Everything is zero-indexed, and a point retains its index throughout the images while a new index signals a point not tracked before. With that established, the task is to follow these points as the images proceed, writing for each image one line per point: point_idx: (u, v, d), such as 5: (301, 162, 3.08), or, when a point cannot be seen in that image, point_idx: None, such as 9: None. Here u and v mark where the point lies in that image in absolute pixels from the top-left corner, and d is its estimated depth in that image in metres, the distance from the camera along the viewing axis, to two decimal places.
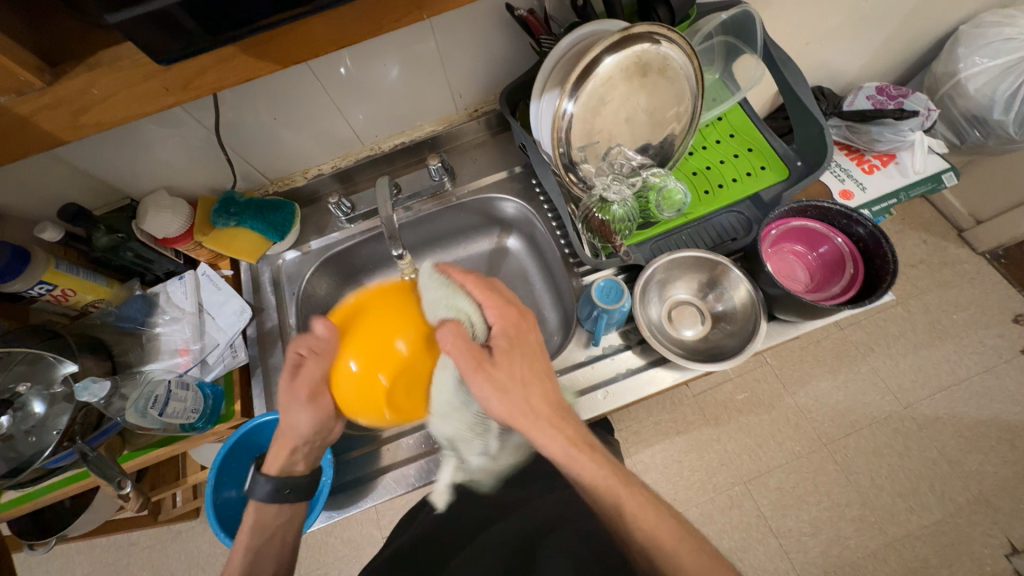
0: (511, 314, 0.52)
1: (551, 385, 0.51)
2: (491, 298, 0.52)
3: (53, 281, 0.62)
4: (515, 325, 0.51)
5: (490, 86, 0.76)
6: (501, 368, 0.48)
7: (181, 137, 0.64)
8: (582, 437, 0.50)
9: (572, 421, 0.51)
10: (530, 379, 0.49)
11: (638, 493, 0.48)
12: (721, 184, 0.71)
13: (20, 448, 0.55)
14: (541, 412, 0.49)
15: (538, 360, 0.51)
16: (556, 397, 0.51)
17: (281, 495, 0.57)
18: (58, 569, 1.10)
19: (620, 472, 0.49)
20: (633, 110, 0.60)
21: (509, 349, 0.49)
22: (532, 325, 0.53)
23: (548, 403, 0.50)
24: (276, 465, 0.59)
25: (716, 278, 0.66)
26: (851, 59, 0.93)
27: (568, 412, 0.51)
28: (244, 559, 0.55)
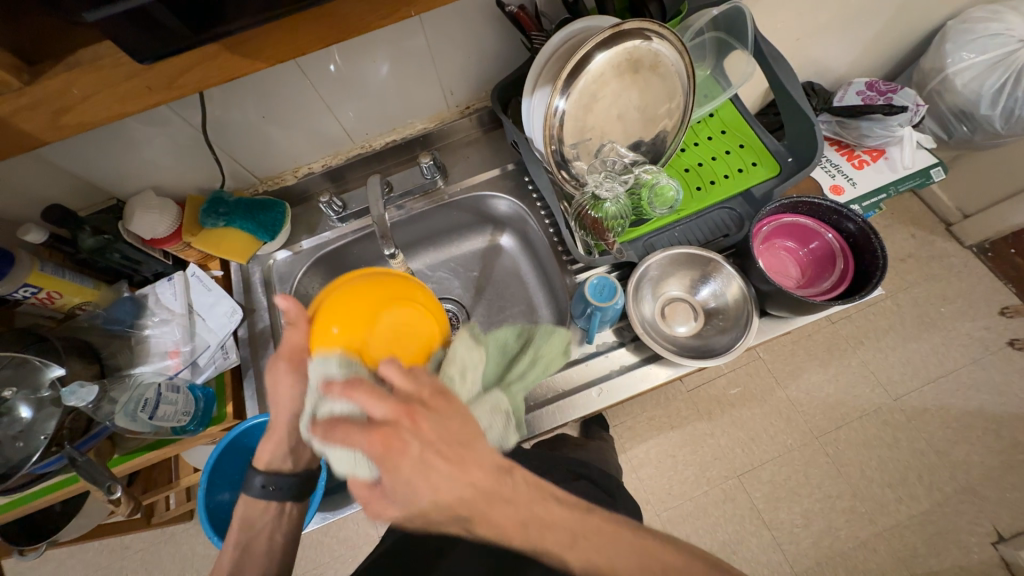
0: (383, 428, 0.37)
1: (467, 477, 0.37)
2: (349, 429, 0.37)
3: (38, 283, 0.61)
4: (390, 444, 0.37)
5: (481, 84, 0.75)
6: (399, 503, 0.37)
7: (168, 135, 0.63)
8: (524, 510, 0.37)
9: (511, 490, 0.37)
10: (437, 491, 0.36)
11: (591, 533, 0.37)
12: (713, 181, 0.71)
13: (7, 453, 0.54)
14: (467, 509, 0.37)
15: (439, 458, 0.37)
16: (481, 479, 0.37)
17: (269, 491, 0.56)
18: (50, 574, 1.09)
19: (572, 526, 0.38)
20: (625, 107, 0.60)
21: (396, 481, 0.36)
22: (417, 419, 0.37)
23: (474, 500, 0.37)
24: (262, 459, 0.57)
25: (709, 275, 0.66)
26: (841, 55, 0.94)
27: (503, 487, 0.37)
28: (233, 553, 0.56)
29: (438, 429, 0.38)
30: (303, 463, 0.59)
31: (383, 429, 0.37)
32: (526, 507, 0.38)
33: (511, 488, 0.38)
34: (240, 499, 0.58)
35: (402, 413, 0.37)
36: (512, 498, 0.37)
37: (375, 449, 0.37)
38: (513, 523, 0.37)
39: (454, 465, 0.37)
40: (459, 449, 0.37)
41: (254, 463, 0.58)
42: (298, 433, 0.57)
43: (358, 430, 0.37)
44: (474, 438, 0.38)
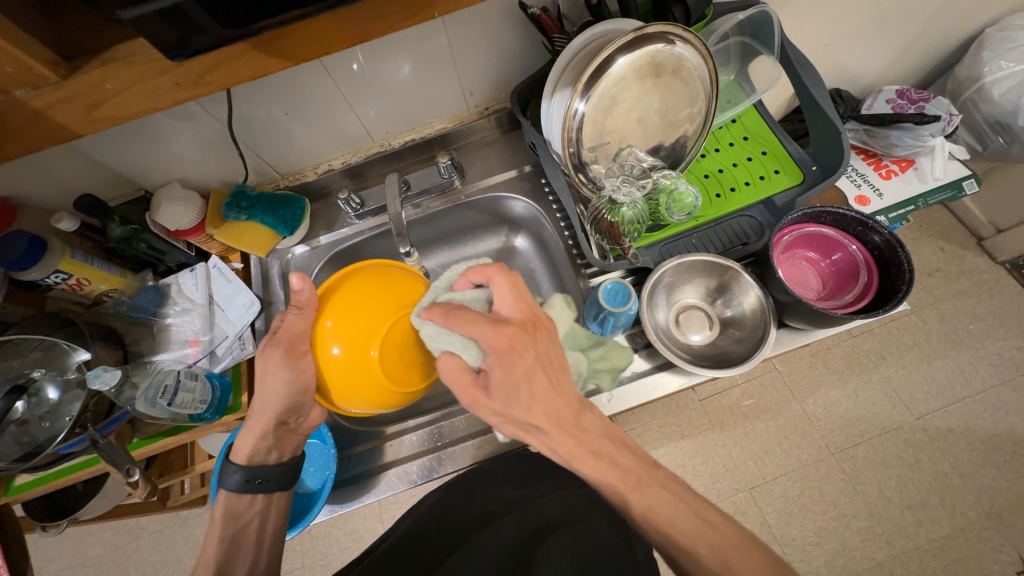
0: (507, 327, 0.43)
1: (563, 397, 0.45)
2: (477, 319, 0.43)
3: (68, 270, 0.64)
4: (508, 345, 0.43)
5: (502, 84, 0.75)
6: (497, 398, 0.44)
7: (196, 130, 0.64)
8: (597, 444, 0.46)
9: (587, 423, 0.46)
10: (535, 395, 0.44)
11: (658, 485, 0.46)
12: (733, 188, 0.69)
13: (34, 433, 0.57)
14: (547, 423, 0.45)
15: (546, 371, 0.44)
16: (568, 404, 0.45)
17: (251, 485, 0.56)
18: (69, 550, 1.13)
19: (639, 471, 0.46)
20: (645, 111, 0.60)
21: (507, 373, 0.43)
22: (535, 331, 0.46)
23: (559, 417, 0.45)
24: (245, 453, 0.58)
25: (726, 283, 0.65)
26: (871, 62, 0.91)
27: (582, 419, 0.46)
28: (220, 548, 0.55)
29: (548, 345, 0.46)
30: (288, 451, 0.61)
31: (508, 329, 0.43)
32: (596, 442, 0.46)
33: (588, 421, 0.47)
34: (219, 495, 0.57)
35: (524, 323, 0.46)
36: (587, 428, 0.46)
37: (497, 344, 0.43)
38: (585, 449, 0.45)
39: (555, 380, 0.45)
40: (557, 370, 0.46)
41: (234, 458, 0.58)
42: (282, 423, 0.58)
43: (487, 323, 0.43)
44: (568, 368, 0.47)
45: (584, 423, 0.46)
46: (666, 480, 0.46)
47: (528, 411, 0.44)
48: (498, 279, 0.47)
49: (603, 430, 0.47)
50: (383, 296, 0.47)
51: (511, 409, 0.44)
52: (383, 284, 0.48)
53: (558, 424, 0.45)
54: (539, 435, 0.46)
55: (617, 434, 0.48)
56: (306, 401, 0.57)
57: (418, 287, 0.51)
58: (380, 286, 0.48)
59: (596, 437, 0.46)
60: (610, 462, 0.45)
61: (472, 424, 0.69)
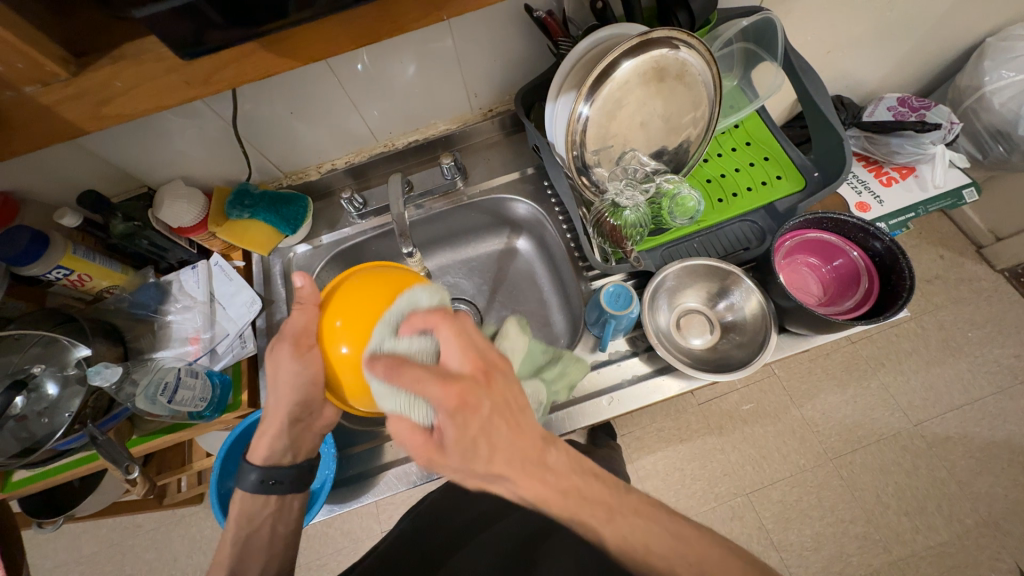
0: (457, 382, 0.40)
1: (524, 442, 0.42)
2: (425, 377, 0.39)
3: (71, 266, 0.64)
4: (458, 398, 0.39)
5: (506, 86, 0.76)
6: (454, 455, 0.40)
7: (200, 128, 0.64)
8: (565, 480, 0.43)
9: (553, 461, 0.43)
10: (495, 446, 0.41)
11: (631, 512, 0.43)
12: (735, 193, 0.69)
13: (33, 429, 0.57)
14: (510, 473, 0.41)
15: (503, 419, 0.41)
16: (531, 447, 0.42)
17: (268, 485, 0.56)
18: (64, 547, 1.13)
19: (610, 503, 0.43)
20: (649, 115, 0.60)
21: (461, 432, 0.39)
22: (489, 379, 0.41)
23: (523, 463, 0.41)
24: (259, 454, 0.58)
25: (727, 288, 0.65)
26: (874, 69, 0.92)
27: (547, 457, 0.42)
28: (234, 549, 0.55)
29: (502, 393, 0.42)
30: (303, 452, 0.60)
31: (458, 381, 0.40)
32: (565, 479, 0.43)
33: (554, 459, 0.43)
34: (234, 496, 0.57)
35: (476, 373, 0.41)
36: (554, 467, 0.42)
37: (446, 401, 0.39)
38: (553, 489, 0.42)
39: (513, 426, 0.41)
40: (515, 416, 0.42)
41: (250, 459, 0.58)
42: (296, 422, 0.58)
43: (435, 379, 0.39)
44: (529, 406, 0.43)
45: (549, 462, 0.43)
46: (638, 505, 0.44)
47: (489, 464, 0.41)
48: (441, 329, 0.42)
49: (572, 463, 0.44)
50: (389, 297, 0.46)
51: (471, 466, 0.41)
52: (384, 284, 0.47)
53: (522, 469, 0.41)
54: (504, 486, 0.42)
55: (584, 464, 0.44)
56: (316, 399, 0.57)
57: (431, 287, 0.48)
58: (382, 285, 0.47)
59: (565, 473, 0.43)
60: (576, 496, 0.43)
61: None
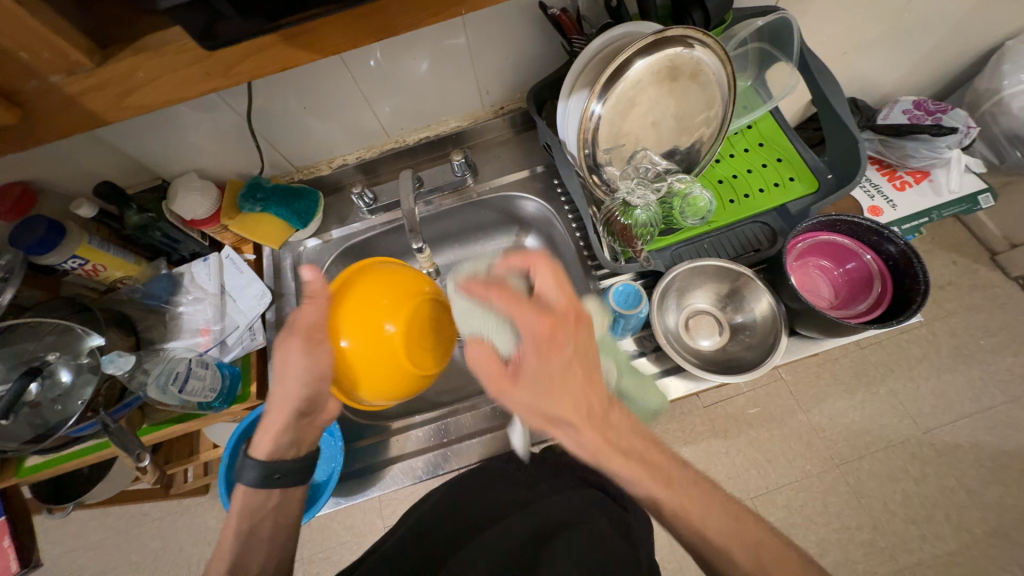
0: (550, 315, 0.46)
1: (593, 390, 0.45)
2: (522, 304, 0.46)
3: (86, 256, 0.65)
4: (544, 331, 0.45)
5: (518, 84, 0.76)
6: (524, 385, 0.45)
7: (214, 121, 0.65)
8: (625, 442, 0.44)
9: (616, 419, 0.44)
10: (567, 385, 0.44)
11: (688, 484, 0.43)
12: (748, 194, 0.69)
13: (47, 415, 0.58)
14: (576, 418, 0.43)
15: (580, 363, 0.45)
16: (596, 398, 0.44)
17: (272, 479, 0.56)
18: (71, 534, 1.14)
19: (669, 471, 0.43)
20: (661, 114, 0.60)
21: (542, 360, 0.44)
22: (572, 325, 0.46)
23: (588, 410, 0.44)
24: (263, 449, 0.57)
25: (737, 289, 0.64)
26: (889, 71, 0.91)
27: (611, 414, 0.44)
28: (235, 544, 0.54)
29: (579, 342, 0.46)
30: (306, 446, 0.60)
31: (549, 316, 0.46)
32: (624, 439, 0.44)
33: (617, 419, 0.45)
34: (236, 489, 0.57)
35: (565, 313, 0.47)
36: (615, 425, 0.44)
37: (536, 330, 0.45)
38: (613, 447, 0.43)
39: (588, 372, 0.45)
40: (590, 365, 0.45)
41: (251, 453, 0.57)
42: (301, 416, 0.58)
43: (529, 307, 0.46)
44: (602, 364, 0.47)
45: (612, 421, 0.44)
46: (692, 479, 0.43)
47: (556, 402, 0.44)
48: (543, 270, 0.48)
49: (633, 428, 0.45)
50: (392, 294, 0.49)
51: (539, 401, 0.44)
52: (389, 279, 0.50)
53: (586, 416, 0.44)
54: (565, 431, 0.44)
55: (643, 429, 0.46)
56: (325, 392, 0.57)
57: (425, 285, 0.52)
58: (386, 281, 0.50)
59: (625, 432, 0.44)
60: (636, 460, 0.43)
61: (479, 422, 0.70)
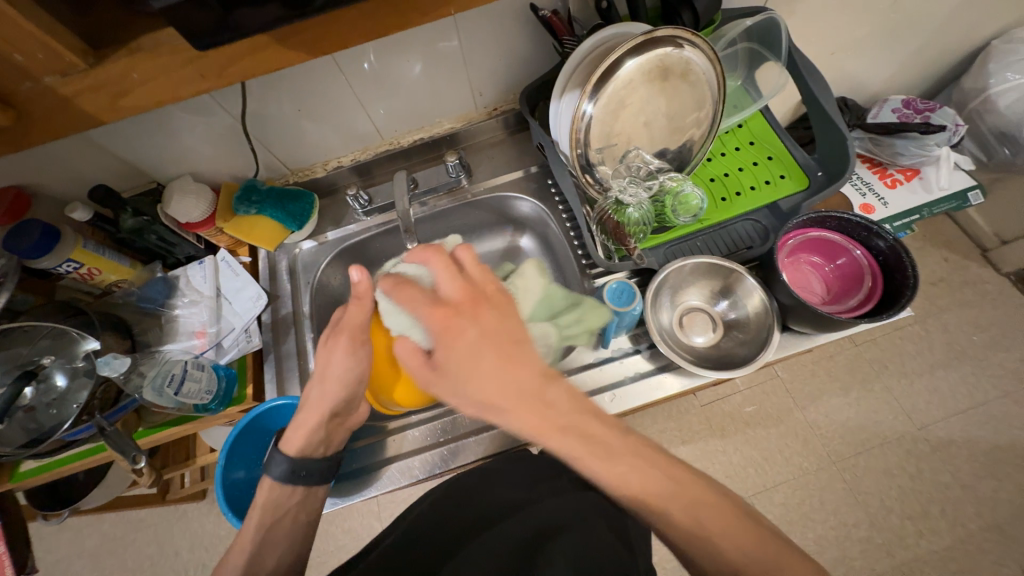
0: (449, 304, 0.42)
1: (516, 369, 0.39)
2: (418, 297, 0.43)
3: (81, 259, 0.65)
4: (445, 319, 0.41)
5: (511, 85, 0.76)
6: (446, 374, 0.40)
7: (209, 124, 0.65)
8: (566, 417, 0.38)
9: (553, 395, 0.39)
10: (483, 369, 0.39)
11: (630, 453, 0.39)
12: (738, 192, 0.69)
13: (41, 419, 0.58)
14: (505, 402, 0.38)
15: (492, 346, 0.40)
16: (526, 377, 0.39)
17: (297, 476, 0.57)
18: (67, 542, 1.14)
19: (613, 444, 0.39)
20: (652, 114, 0.61)
21: (449, 351, 0.40)
22: (481, 306, 0.41)
23: (519, 392, 0.38)
24: (293, 446, 0.58)
25: (730, 286, 0.65)
26: (879, 71, 0.92)
27: (545, 392, 0.39)
28: (254, 539, 0.55)
29: (495, 319, 0.41)
30: (333, 445, 0.61)
31: (447, 305, 0.42)
32: (564, 415, 0.38)
33: (554, 395, 0.39)
34: (261, 483, 0.58)
35: (466, 299, 0.42)
36: (553, 402, 0.38)
37: (434, 320, 0.41)
38: (551, 425, 0.38)
39: (505, 352, 0.39)
40: (512, 342, 0.40)
41: (281, 447, 0.58)
42: (334, 417, 0.58)
43: (424, 299, 0.42)
44: (527, 339, 0.41)
45: (550, 399, 0.39)
46: (637, 449, 0.40)
47: (478, 389, 0.39)
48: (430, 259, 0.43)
49: (575, 402, 0.39)
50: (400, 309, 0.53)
51: (462, 389, 0.40)
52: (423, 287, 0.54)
53: (515, 398, 0.38)
54: (501, 418, 0.39)
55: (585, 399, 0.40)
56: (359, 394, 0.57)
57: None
58: None
59: (563, 407, 0.39)
60: (578, 438, 0.38)
61: (476, 421, 0.70)
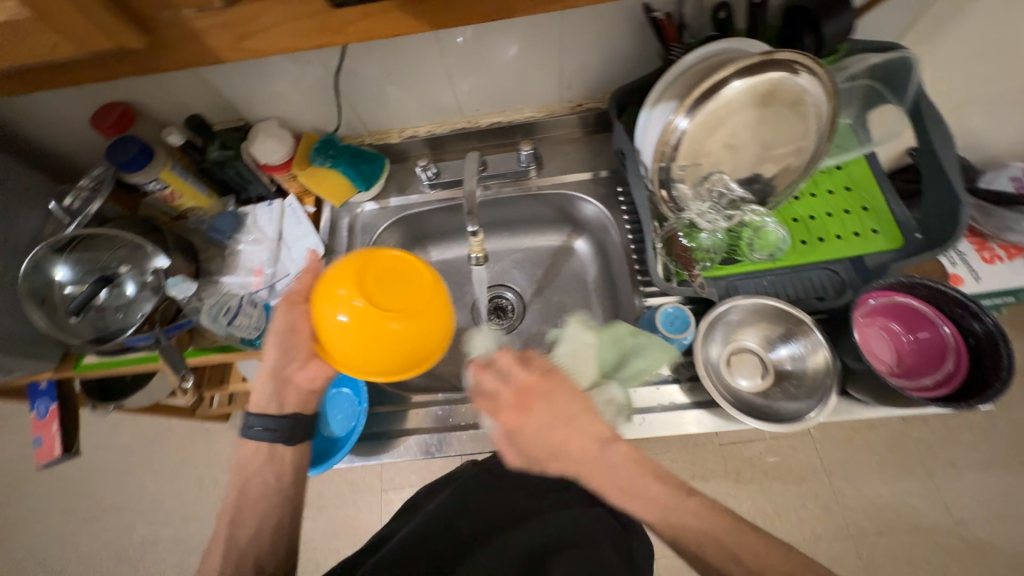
0: (509, 410, 0.47)
1: (579, 443, 0.46)
2: (487, 403, 0.48)
3: (167, 181, 0.69)
4: (515, 428, 0.47)
5: (601, 82, 0.74)
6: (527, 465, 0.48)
7: (303, 74, 0.67)
8: (625, 476, 0.46)
9: (612, 457, 0.46)
10: (552, 454, 0.46)
11: (687, 507, 0.45)
12: (821, 238, 0.65)
13: (109, 321, 0.64)
14: (578, 471, 0.46)
15: (554, 434, 0.46)
16: (588, 448, 0.46)
17: (259, 432, 0.57)
18: (104, 432, 1.24)
19: (669, 504, 0.45)
20: (747, 138, 0.57)
21: (523, 447, 0.46)
22: (534, 403, 0.46)
23: (583, 460, 0.46)
24: (252, 403, 0.59)
25: (792, 335, 0.60)
26: (1009, 133, 0.82)
27: (606, 454, 0.46)
28: (234, 499, 0.57)
29: (549, 412, 0.46)
30: (290, 404, 0.59)
31: (509, 410, 0.47)
32: (620, 474, 0.46)
33: (614, 454, 0.46)
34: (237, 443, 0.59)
35: (520, 398, 0.47)
36: (612, 462, 0.46)
37: (505, 427, 0.47)
38: (614, 483, 0.45)
39: (566, 436, 0.46)
40: (568, 427, 0.46)
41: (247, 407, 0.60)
42: (279, 370, 0.58)
43: (493, 409, 0.48)
44: (582, 415, 0.47)
45: (610, 459, 0.46)
46: (699, 510, 0.45)
47: (553, 468, 0.46)
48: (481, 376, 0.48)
49: (630, 458, 0.47)
50: (342, 281, 0.47)
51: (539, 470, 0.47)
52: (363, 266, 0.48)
53: (581, 468, 0.46)
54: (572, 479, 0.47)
55: (644, 462, 0.47)
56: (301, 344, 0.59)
57: (387, 252, 0.50)
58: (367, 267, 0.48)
59: (621, 468, 0.46)
60: (630, 493, 0.45)
61: None
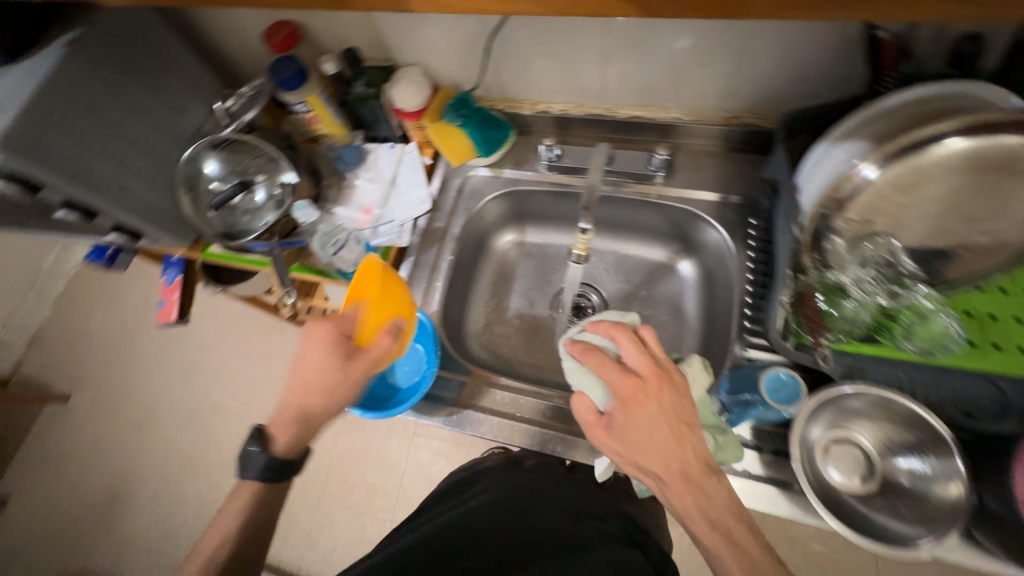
0: (633, 377, 0.44)
1: (687, 449, 0.42)
2: (605, 361, 0.46)
3: (311, 105, 0.73)
4: (633, 393, 0.44)
5: (772, 96, 0.64)
6: (619, 439, 0.44)
7: (459, 26, 0.66)
8: (716, 512, 0.42)
9: (709, 487, 0.42)
10: (657, 442, 0.42)
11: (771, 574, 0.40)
12: (998, 345, 0.52)
13: (237, 221, 0.70)
14: (669, 477, 0.42)
15: (669, 423, 0.43)
16: (692, 463, 0.42)
17: (292, 465, 0.53)
18: (207, 307, 1.43)
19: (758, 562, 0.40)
20: (947, 208, 0.46)
21: (630, 419, 0.43)
22: (666, 385, 0.44)
23: (680, 471, 0.42)
24: (280, 444, 0.52)
25: (922, 448, 0.51)
26: None
27: (705, 482, 0.42)
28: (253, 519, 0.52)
29: (675, 402, 0.44)
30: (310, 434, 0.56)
31: (634, 378, 0.44)
32: (717, 509, 0.42)
33: (710, 487, 0.42)
34: (243, 479, 0.52)
35: (655, 374, 0.44)
36: (705, 489, 0.42)
37: (620, 390, 0.44)
38: (702, 514, 0.41)
39: (682, 433, 0.43)
40: (686, 424, 0.43)
41: (263, 452, 0.51)
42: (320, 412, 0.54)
43: (615, 368, 0.45)
44: (698, 428, 0.44)
45: (705, 488, 0.42)
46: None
47: (646, 457, 0.42)
48: (619, 335, 0.46)
49: (724, 501, 0.42)
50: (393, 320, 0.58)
51: (629, 454, 0.43)
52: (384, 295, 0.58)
53: (672, 479, 0.42)
54: (653, 485, 0.43)
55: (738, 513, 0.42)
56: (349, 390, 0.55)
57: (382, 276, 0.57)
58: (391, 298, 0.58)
59: (717, 499, 0.42)
60: (722, 533, 0.41)
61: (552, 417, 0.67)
